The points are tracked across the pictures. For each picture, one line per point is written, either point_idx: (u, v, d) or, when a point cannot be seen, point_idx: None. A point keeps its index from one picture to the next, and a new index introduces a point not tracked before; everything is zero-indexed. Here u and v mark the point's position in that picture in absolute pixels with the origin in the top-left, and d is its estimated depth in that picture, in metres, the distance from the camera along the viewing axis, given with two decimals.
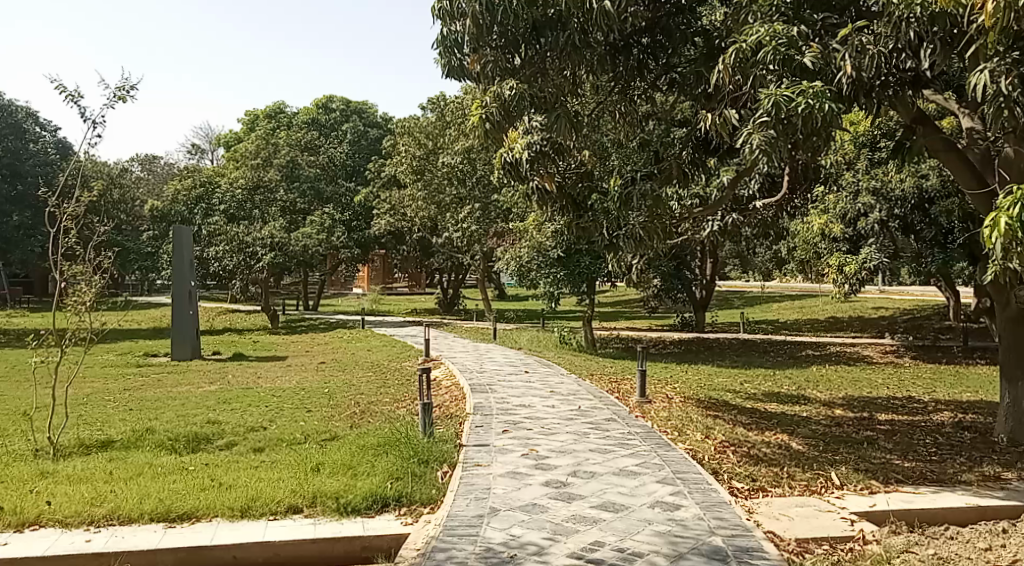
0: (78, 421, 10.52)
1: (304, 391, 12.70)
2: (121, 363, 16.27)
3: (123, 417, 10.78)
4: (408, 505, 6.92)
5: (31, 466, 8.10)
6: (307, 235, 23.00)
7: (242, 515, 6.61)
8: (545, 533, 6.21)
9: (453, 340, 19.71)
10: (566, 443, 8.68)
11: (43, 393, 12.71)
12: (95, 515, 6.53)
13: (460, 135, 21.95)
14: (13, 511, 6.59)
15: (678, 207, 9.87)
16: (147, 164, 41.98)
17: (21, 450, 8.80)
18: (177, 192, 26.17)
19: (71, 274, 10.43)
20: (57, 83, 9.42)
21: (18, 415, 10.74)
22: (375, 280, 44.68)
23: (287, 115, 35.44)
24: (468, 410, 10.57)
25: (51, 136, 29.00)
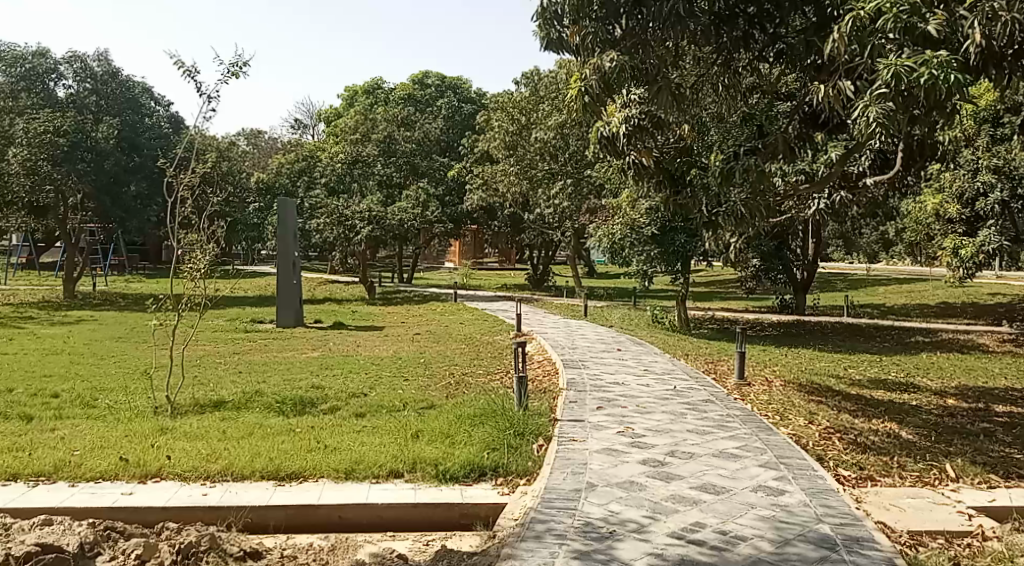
0: (192, 381, 11.05)
1: (401, 360, 12.99)
2: (230, 328, 16.94)
3: (234, 379, 11.30)
4: (504, 475, 7.03)
5: (151, 421, 8.55)
6: (402, 210, 23.54)
7: (347, 476, 6.83)
8: (645, 511, 6.21)
9: (546, 316, 19.76)
10: (663, 422, 8.64)
11: (160, 353, 13.35)
12: (211, 471, 6.85)
13: (554, 110, 21.81)
14: (137, 464, 6.96)
15: (781, 185, 9.59)
16: (253, 139, 43.42)
17: (140, 407, 9.28)
18: (281, 166, 27.00)
19: (187, 242, 10.92)
20: (176, 59, 9.86)
21: (139, 374, 11.34)
22: (466, 255, 45.11)
23: (384, 91, 36.08)
24: (561, 385, 10.61)
25: (164, 108, 30.13)
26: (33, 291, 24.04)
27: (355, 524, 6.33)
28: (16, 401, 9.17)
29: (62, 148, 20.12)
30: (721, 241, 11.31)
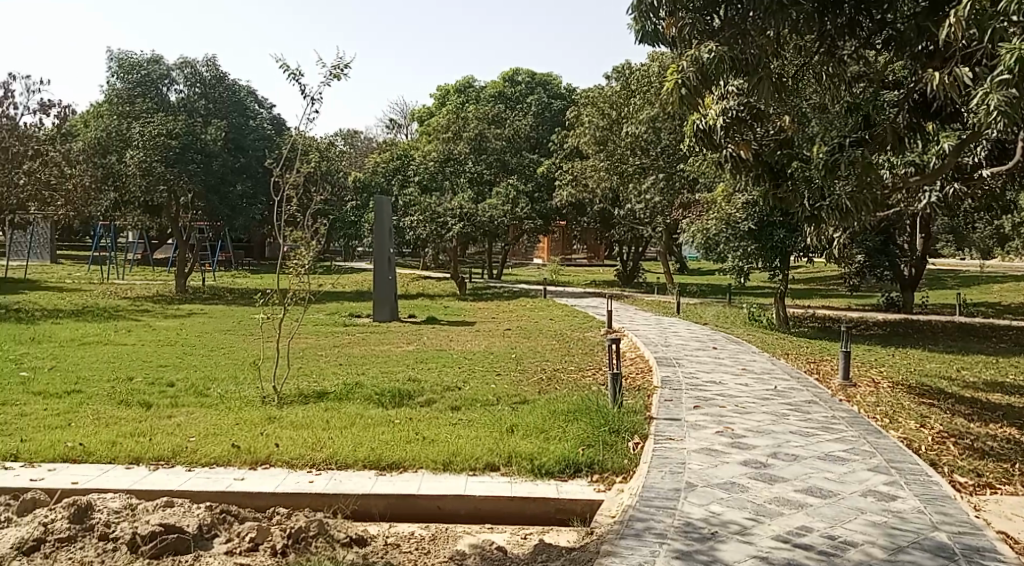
0: (296, 373, 11.38)
1: (493, 355, 13.08)
2: (329, 322, 17.36)
3: (334, 370, 11.60)
4: (600, 472, 7.01)
5: (259, 411, 8.84)
6: (493, 207, 23.73)
7: (445, 468, 6.93)
8: (748, 513, 6.10)
9: (639, 313, 19.56)
10: (763, 423, 8.45)
11: (265, 344, 13.80)
12: (316, 459, 7.06)
13: (645, 104, 21.55)
14: (247, 451, 7.21)
15: (888, 175, 9.40)
16: (349, 139, 44.32)
17: (248, 396, 9.60)
18: (377, 164, 27.47)
19: (294, 239, 11.27)
20: (283, 62, 10.16)
21: (247, 364, 11.76)
22: (555, 251, 44.93)
23: (475, 89, 36.28)
24: (656, 383, 10.50)
25: (266, 109, 30.96)
26: (145, 286, 25.07)
27: (454, 515, 6.41)
28: (136, 389, 9.62)
29: (175, 149, 20.56)
30: (821, 236, 11.01)
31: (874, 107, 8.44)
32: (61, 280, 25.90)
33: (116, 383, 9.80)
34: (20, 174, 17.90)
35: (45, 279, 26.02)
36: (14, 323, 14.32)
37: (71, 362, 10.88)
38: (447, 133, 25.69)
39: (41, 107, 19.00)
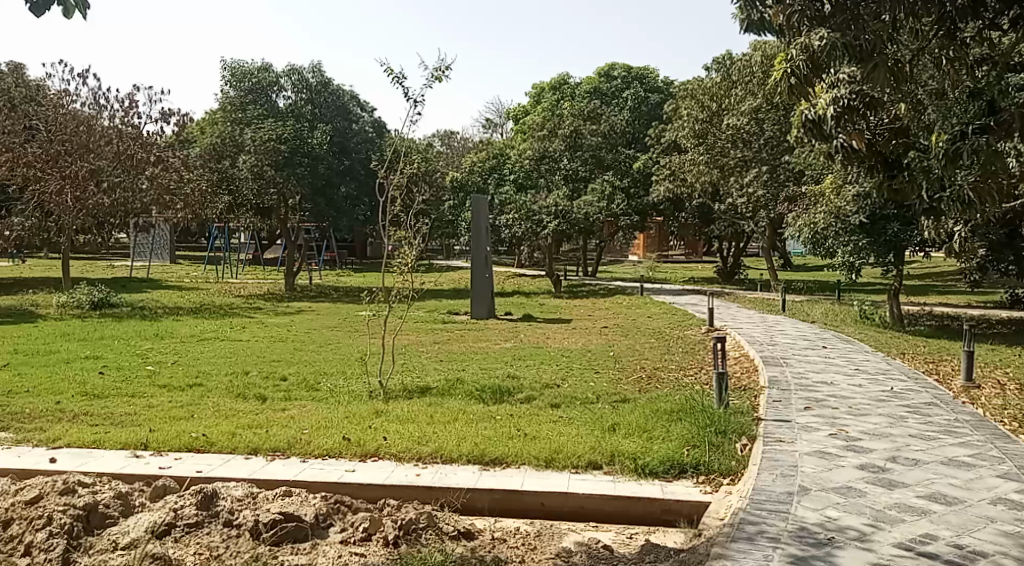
0: (401, 368, 11.59)
1: (593, 353, 13.02)
2: (428, 319, 17.61)
3: (436, 367, 11.79)
4: (706, 474, 6.86)
5: (366, 405, 9.05)
6: (589, 203, 23.26)
7: (548, 465, 6.93)
8: (867, 519, 5.90)
9: (741, 311, 19.14)
10: (880, 426, 8.17)
11: (370, 341, 14.09)
12: (423, 452, 7.17)
13: (748, 94, 21.27)
14: (357, 443, 7.37)
15: (1016, 165, 8.91)
16: (446, 140, 44.79)
17: (356, 391, 9.83)
18: (474, 163, 27.70)
19: (398, 239, 11.39)
20: (387, 66, 10.34)
21: (353, 360, 12.05)
22: (651, 248, 44.40)
23: (571, 86, 36.13)
24: (763, 383, 10.26)
25: (368, 112, 31.54)
26: (257, 285, 25.94)
27: (557, 512, 6.40)
28: (252, 382, 9.97)
29: (283, 154, 21.32)
30: (939, 228, 10.55)
31: (997, 93, 8.10)
32: (179, 280, 27.06)
33: (232, 377, 10.18)
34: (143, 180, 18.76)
35: (164, 278, 27.22)
36: (136, 320, 15.01)
37: (190, 357, 11.36)
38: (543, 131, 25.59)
39: (161, 116, 19.84)
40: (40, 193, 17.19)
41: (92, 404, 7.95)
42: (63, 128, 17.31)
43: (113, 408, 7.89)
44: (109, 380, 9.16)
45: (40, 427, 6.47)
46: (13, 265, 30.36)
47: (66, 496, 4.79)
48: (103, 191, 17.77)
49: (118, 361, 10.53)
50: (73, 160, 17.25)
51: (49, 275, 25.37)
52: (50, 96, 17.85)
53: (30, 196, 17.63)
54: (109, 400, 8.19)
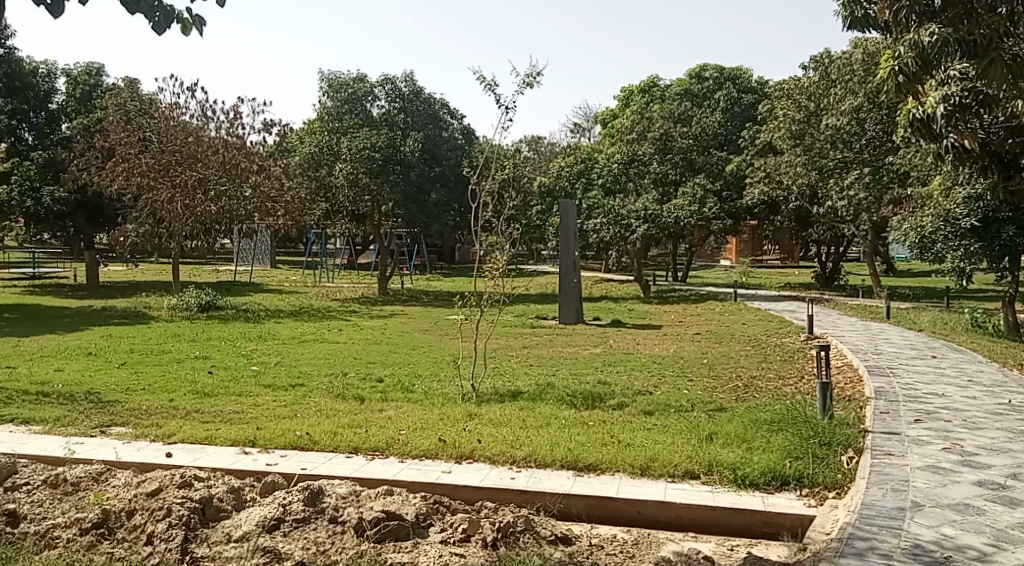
0: (493, 372, 11.62)
1: (686, 360, 12.83)
2: (517, 324, 17.65)
3: (526, 371, 11.81)
4: (809, 486, 6.69)
5: (459, 407, 9.12)
6: (679, 207, 22.96)
7: (643, 473, 6.85)
8: (987, 538, 5.66)
9: (841, 318, 18.57)
10: (997, 441, 7.81)
11: (460, 344, 14.18)
12: (516, 456, 7.18)
13: (848, 94, 20.85)
14: (452, 445, 7.44)
15: None
16: (533, 144, 44.86)
17: (450, 393, 9.92)
18: (562, 168, 27.68)
19: (490, 244, 11.30)
20: (481, 74, 10.43)
21: (445, 363, 12.16)
22: (744, 253, 43.51)
23: (660, 88, 35.78)
24: (868, 394, 9.92)
25: (459, 118, 31.75)
26: (351, 289, 26.51)
27: (653, 520, 6.30)
28: (348, 383, 10.16)
29: (377, 161, 21.66)
30: None
31: None
32: (278, 284, 27.84)
33: (331, 378, 10.42)
34: (247, 188, 19.38)
35: (263, 282, 28.08)
36: (241, 323, 15.50)
37: (290, 358, 11.68)
38: (632, 133, 25.18)
39: (263, 126, 20.45)
40: (153, 201, 17.92)
41: (200, 402, 8.23)
42: (173, 139, 18.02)
43: (220, 406, 8.14)
44: (218, 379, 9.48)
45: (156, 423, 6.74)
46: (125, 269, 31.73)
47: (184, 489, 4.93)
48: (210, 199, 18.45)
49: (225, 361, 10.90)
50: (183, 170, 17.93)
51: (159, 280, 26.45)
52: (162, 109, 18.63)
53: (143, 204, 18.40)
54: (218, 399, 8.48)
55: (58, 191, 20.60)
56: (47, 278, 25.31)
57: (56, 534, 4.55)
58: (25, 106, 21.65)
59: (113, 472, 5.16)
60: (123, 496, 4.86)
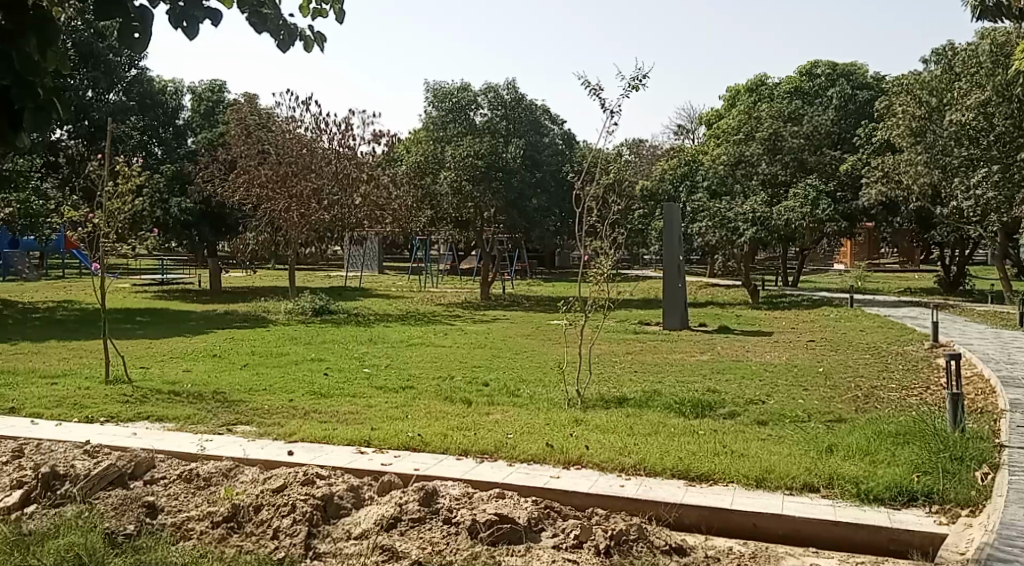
0: (599, 378, 11.52)
1: (799, 368, 12.47)
2: (621, 330, 17.50)
3: (632, 377, 11.67)
4: (942, 504, 5.91)
5: (566, 412, 9.05)
6: (790, 209, 22.34)
7: (759, 484, 6.17)
8: None
9: (968, 325, 17.71)
10: None
11: (563, 349, 14.11)
12: (625, 463, 6.63)
13: (975, 88, 19.75)
14: (559, 451, 6.96)
15: None
16: (635, 147, 44.51)
17: (556, 398, 9.89)
18: (665, 171, 27.34)
19: (595, 249, 11.23)
20: (586, 79, 10.33)
21: (551, 368, 12.12)
22: (860, 257, 42.02)
23: (768, 87, 34.99)
24: (1002, 406, 9.43)
25: (560, 123, 31.76)
26: (455, 294, 26.81)
27: (773, 535, 5.55)
28: (455, 387, 10.24)
29: (481, 169, 21.69)
30: None
31: None
32: (383, 289, 28.41)
33: (439, 382, 10.51)
34: (357, 197, 19.67)
35: (370, 287, 28.70)
36: (352, 326, 15.92)
37: (398, 361, 11.87)
38: (739, 134, 24.64)
39: (373, 137, 20.89)
40: (272, 211, 18.60)
41: (315, 403, 8.44)
42: (290, 152, 18.71)
43: (335, 407, 8.35)
44: (332, 381, 9.71)
45: (278, 422, 6.99)
46: (243, 275, 33.05)
47: (307, 486, 5.08)
48: (324, 208, 18.84)
49: (339, 363, 11.21)
50: (299, 179, 18.50)
51: (273, 285, 27.37)
52: (280, 123, 19.47)
53: (262, 213, 19.10)
54: (333, 399, 8.73)
55: (185, 202, 21.61)
56: (172, 284, 26.52)
57: (191, 525, 4.76)
58: (155, 122, 22.54)
59: (241, 468, 5.36)
60: (252, 492, 5.04)
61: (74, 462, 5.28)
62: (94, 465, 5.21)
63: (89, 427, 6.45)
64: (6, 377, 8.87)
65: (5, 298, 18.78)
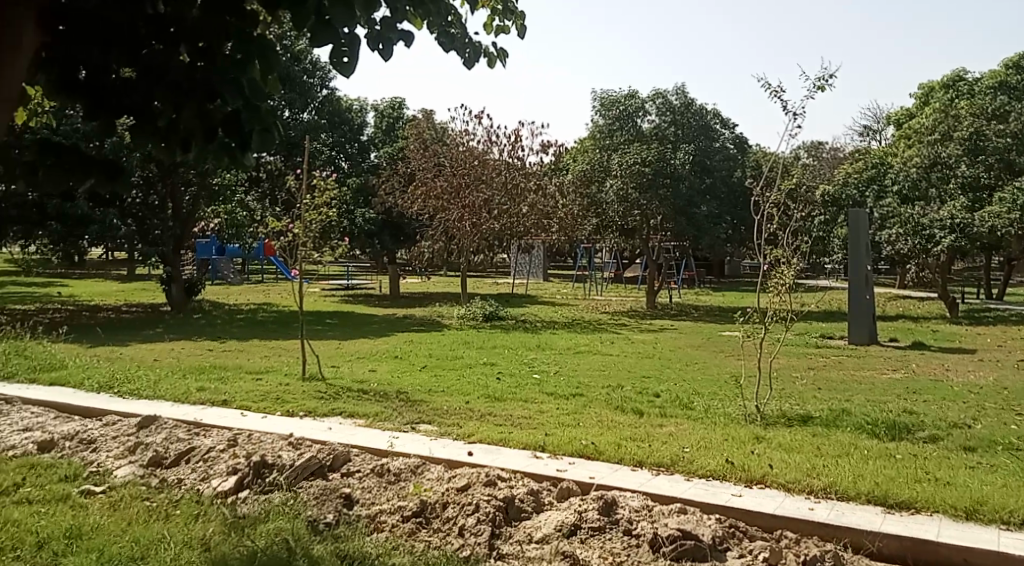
0: (781, 394, 11.06)
1: (1007, 391, 11.47)
2: (801, 344, 16.77)
3: (817, 395, 11.16)
4: None
5: (746, 428, 8.72)
6: (992, 215, 20.72)
7: (969, 517, 5.35)
8: None
9: None
10: None
11: (740, 362, 13.67)
12: (815, 486, 5.85)
13: None
14: (741, 469, 6.23)
15: None
16: (817, 151, 42.79)
17: (733, 413, 9.56)
18: (850, 175, 26.06)
19: (774, 258, 10.76)
20: (768, 79, 9.93)
21: (729, 381, 11.78)
22: None
23: (967, 83, 32.74)
24: None
25: (734, 128, 30.88)
26: (625, 302, 26.63)
27: None
28: (628, 396, 10.12)
29: (649, 176, 21.21)
30: None
31: None
32: (553, 296, 28.70)
33: (611, 391, 10.42)
34: (524, 206, 19.57)
35: (541, 294, 29.02)
36: (524, 333, 16.09)
37: (569, 369, 11.89)
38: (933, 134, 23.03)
39: (541, 147, 21.01)
40: (446, 221, 19.08)
41: (491, 408, 8.57)
42: (463, 163, 19.23)
43: (510, 411, 8.40)
44: (506, 387, 9.87)
45: (457, 423, 7.19)
46: (421, 281, 34.21)
47: (490, 487, 5.20)
48: (495, 217, 19.07)
49: (510, 368, 11.40)
50: (472, 190, 18.97)
51: (449, 291, 28.17)
52: (454, 136, 20.01)
53: (437, 222, 19.64)
54: (507, 403, 8.85)
55: (369, 213, 22.61)
56: (356, 289, 27.89)
57: (383, 518, 4.97)
58: (342, 140, 23.87)
59: (427, 466, 5.55)
60: (438, 489, 5.22)
61: (281, 453, 5.65)
62: (298, 456, 5.57)
63: (289, 421, 6.89)
64: (213, 372, 9.59)
65: (209, 301, 20.33)
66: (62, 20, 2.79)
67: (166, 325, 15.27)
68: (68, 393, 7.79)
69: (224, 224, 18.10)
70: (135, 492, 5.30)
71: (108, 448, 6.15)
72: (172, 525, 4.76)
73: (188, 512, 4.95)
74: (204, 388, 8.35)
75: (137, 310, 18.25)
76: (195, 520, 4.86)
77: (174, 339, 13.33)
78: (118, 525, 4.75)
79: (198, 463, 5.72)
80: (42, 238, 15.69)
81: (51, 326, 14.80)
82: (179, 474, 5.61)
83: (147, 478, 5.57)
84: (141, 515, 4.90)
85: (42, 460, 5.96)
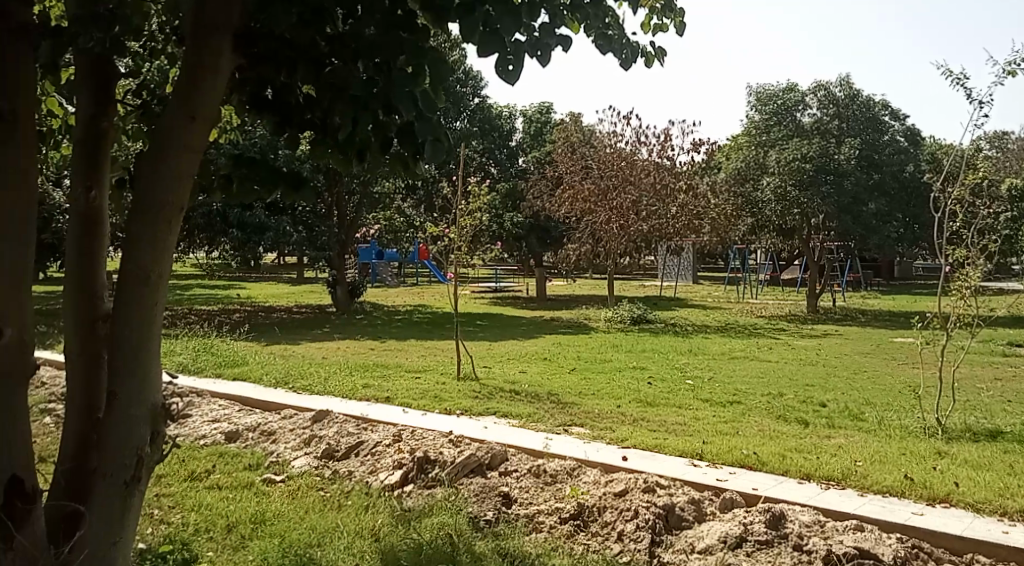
0: (961, 406, 10.36)
1: None
2: (981, 352, 15.67)
3: (1002, 408, 10.38)
4: None
5: (923, 440, 8.23)
6: None
7: None
8: None
9: None
10: None
11: (914, 371, 12.92)
12: (1010, 507, 5.46)
13: None
14: (923, 486, 5.87)
15: None
16: (998, 143, 39.91)
17: (906, 423, 9.06)
18: None
19: (955, 260, 10.08)
20: (948, 68, 9.32)
21: (902, 390, 11.15)
22: None
23: None
24: None
25: (903, 121, 29.21)
26: (783, 306, 25.76)
27: None
28: (792, 404, 9.76)
29: (809, 173, 20.23)
30: None
31: None
32: (707, 299, 28.10)
33: (774, 398, 10.08)
34: (673, 207, 19.27)
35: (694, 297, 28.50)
36: (676, 337, 15.85)
37: (727, 374, 11.60)
38: None
39: (694, 146, 20.59)
40: (596, 224, 19.00)
41: (648, 412, 8.47)
42: (610, 166, 19.19)
43: (664, 415, 8.27)
44: (661, 392, 9.75)
45: (611, 427, 7.20)
46: (569, 283, 34.28)
47: (649, 494, 5.10)
48: (643, 219, 18.87)
49: (662, 373, 11.26)
50: (618, 193, 18.91)
51: (600, 293, 28.09)
52: (602, 138, 19.94)
53: (584, 224, 19.64)
54: (663, 408, 8.71)
55: (518, 216, 22.93)
56: (507, 292, 28.24)
57: (541, 518, 5.03)
58: (494, 145, 24.23)
59: (584, 469, 5.56)
60: (596, 493, 5.20)
61: (443, 449, 5.82)
62: (459, 454, 5.72)
63: (449, 418, 7.09)
64: (375, 370, 9.98)
65: (369, 302, 21.14)
66: (251, 43, 3.13)
67: (330, 324, 15.99)
68: (249, 387, 8.33)
69: (383, 229, 18.78)
70: (311, 483, 5.65)
71: (286, 439, 6.57)
72: (345, 515, 5.01)
73: (359, 504, 5.22)
74: (368, 385, 8.71)
75: (304, 310, 19.20)
76: (365, 511, 5.10)
77: (338, 337, 13.94)
78: (297, 512, 5.06)
79: (366, 457, 5.99)
80: (219, 242, 16.77)
81: (227, 325, 15.78)
82: (350, 466, 5.91)
83: (322, 469, 5.92)
84: (317, 505, 5.21)
85: (230, 449, 6.45)
